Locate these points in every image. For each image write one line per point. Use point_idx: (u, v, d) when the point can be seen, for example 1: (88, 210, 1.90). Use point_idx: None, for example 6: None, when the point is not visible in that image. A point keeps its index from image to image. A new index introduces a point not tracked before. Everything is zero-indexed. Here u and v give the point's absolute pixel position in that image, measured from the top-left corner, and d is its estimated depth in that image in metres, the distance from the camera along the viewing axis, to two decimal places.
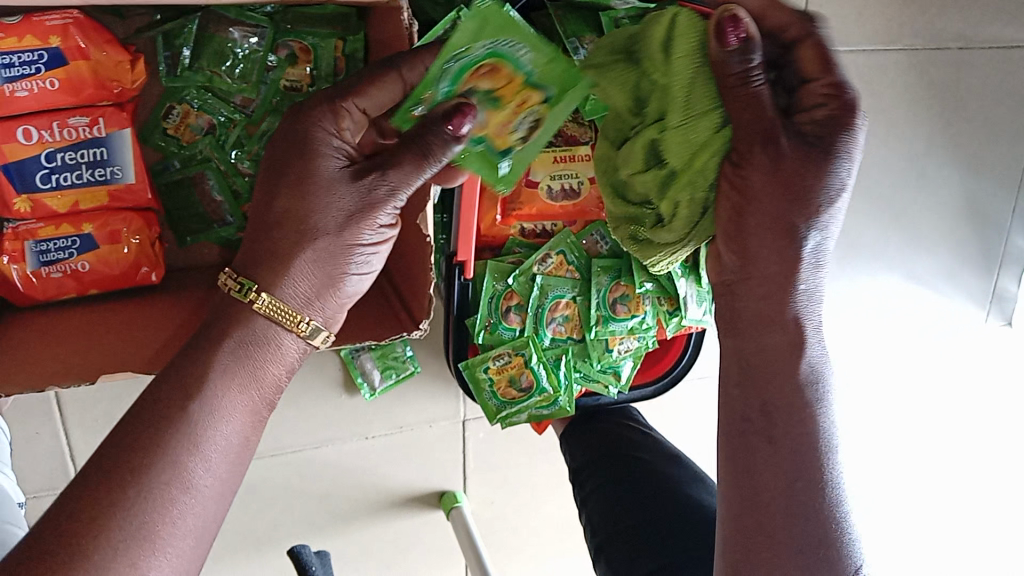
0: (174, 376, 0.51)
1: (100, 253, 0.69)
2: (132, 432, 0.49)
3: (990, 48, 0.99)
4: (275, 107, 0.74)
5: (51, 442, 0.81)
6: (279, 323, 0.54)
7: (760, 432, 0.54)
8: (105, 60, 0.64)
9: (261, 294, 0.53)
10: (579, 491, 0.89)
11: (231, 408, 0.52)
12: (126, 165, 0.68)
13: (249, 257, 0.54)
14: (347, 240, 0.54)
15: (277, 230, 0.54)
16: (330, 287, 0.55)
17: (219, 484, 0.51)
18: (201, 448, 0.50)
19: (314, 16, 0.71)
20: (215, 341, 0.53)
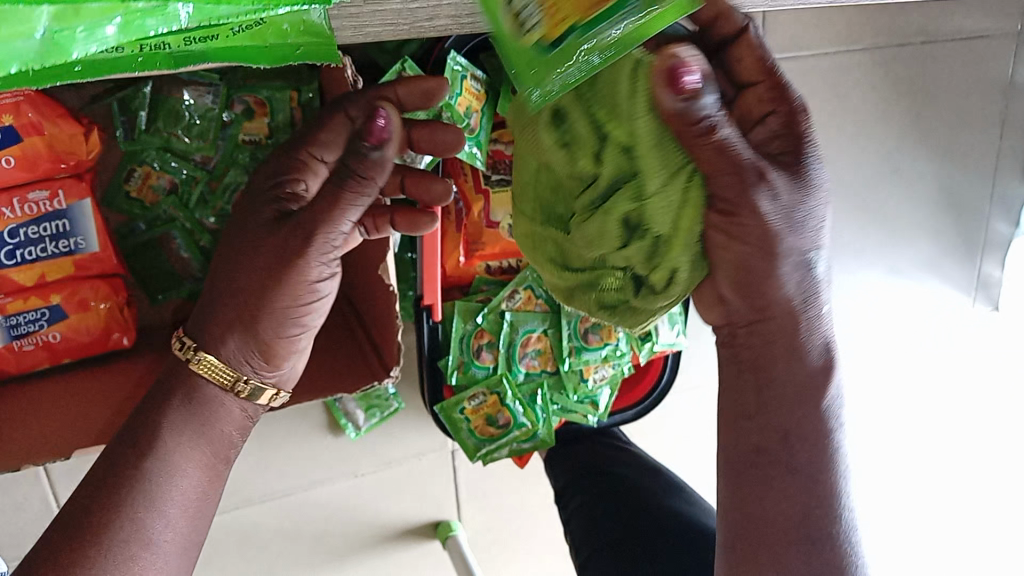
0: (126, 436, 0.53)
1: (71, 322, 0.69)
2: (93, 493, 0.51)
3: (954, 39, 0.98)
4: (236, 161, 0.74)
5: (41, 506, 0.82)
6: (214, 383, 0.56)
7: (775, 462, 0.53)
8: (60, 134, 0.64)
9: (198, 354, 0.55)
10: (565, 510, 0.88)
11: (185, 462, 0.54)
12: (89, 234, 0.68)
13: (198, 318, 0.56)
14: (274, 300, 0.53)
15: (217, 287, 0.55)
16: (262, 345, 0.55)
17: (179, 538, 0.53)
18: (157, 502, 0.52)
19: (264, 70, 0.71)
20: (163, 399, 0.55)
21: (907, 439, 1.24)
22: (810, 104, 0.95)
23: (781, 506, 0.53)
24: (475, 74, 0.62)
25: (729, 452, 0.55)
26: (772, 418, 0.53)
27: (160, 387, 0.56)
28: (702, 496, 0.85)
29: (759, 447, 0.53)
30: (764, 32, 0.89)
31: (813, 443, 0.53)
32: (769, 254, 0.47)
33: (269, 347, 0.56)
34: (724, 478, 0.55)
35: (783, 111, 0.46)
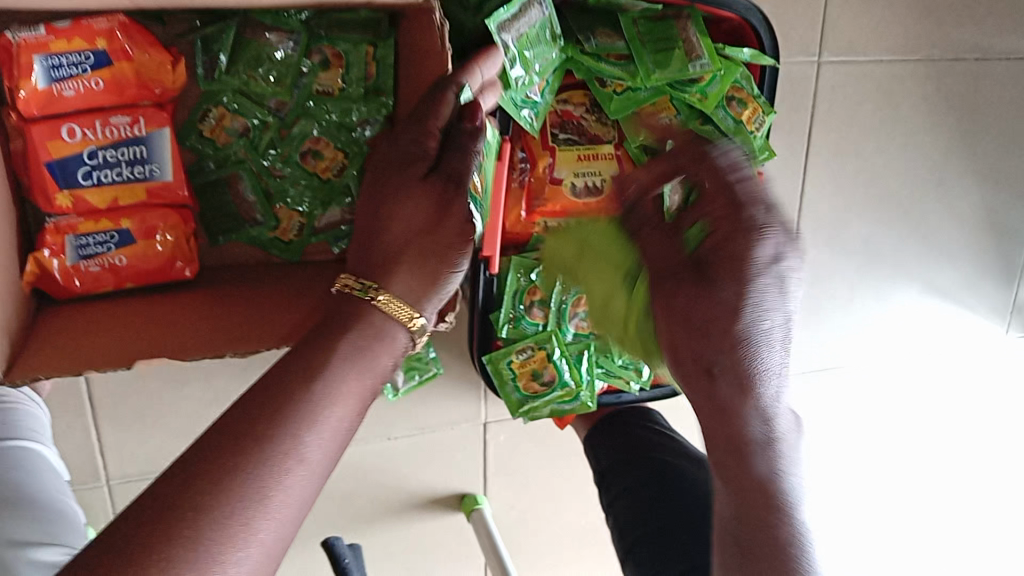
0: (298, 358, 0.47)
1: (137, 248, 0.71)
2: (260, 397, 0.44)
3: (1007, 59, 0.99)
4: (307, 111, 0.77)
5: (83, 437, 0.84)
6: (395, 319, 0.50)
7: None
8: (148, 62, 0.67)
9: (377, 291, 0.50)
10: (607, 494, 0.86)
11: (346, 392, 0.47)
12: (164, 163, 0.70)
13: (360, 260, 0.52)
14: (441, 239, 0.51)
15: (378, 234, 0.51)
16: (439, 280, 0.52)
17: (330, 462, 0.45)
18: (317, 423, 0.45)
19: (347, 23, 0.74)
20: (334, 336, 0.48)
21: (923, 463, 1.24)
22: (861, 110, 0.96)
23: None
24: (544, 88, 0.66)
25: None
26: None
27: (325, 324, 0.49)
28: None
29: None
30: (823, 33, 0.91)
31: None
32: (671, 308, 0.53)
33: (439, 286, 0.52)
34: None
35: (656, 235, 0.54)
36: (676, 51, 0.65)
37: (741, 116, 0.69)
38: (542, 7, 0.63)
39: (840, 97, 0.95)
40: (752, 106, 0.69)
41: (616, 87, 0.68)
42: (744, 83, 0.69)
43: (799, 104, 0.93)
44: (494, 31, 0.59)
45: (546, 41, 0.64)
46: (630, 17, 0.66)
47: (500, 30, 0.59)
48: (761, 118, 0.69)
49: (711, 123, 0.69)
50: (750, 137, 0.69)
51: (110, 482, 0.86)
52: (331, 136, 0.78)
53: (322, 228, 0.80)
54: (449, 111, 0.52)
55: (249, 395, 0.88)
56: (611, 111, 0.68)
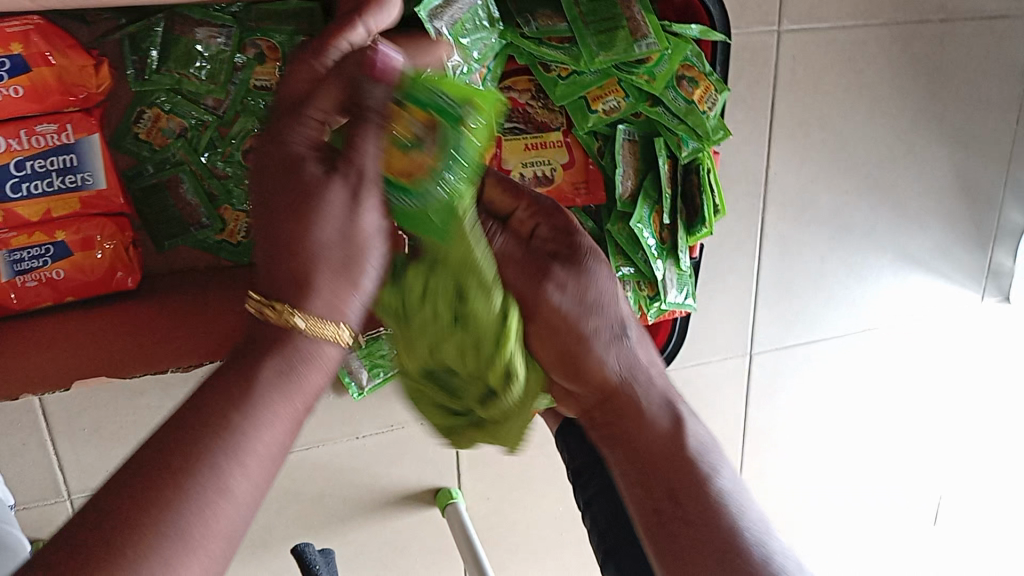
0: (204, 400, 0.40)
1: (75, 260, 0.69)
2: (176, 426, 0.39)
3: (974, 19, 0.97)
4: (246, 107, 0.73)
5: (39, 453, 0.81)
6: (323, 339, 0.43)
7: (660, 491, 0.54)
8: (69, 65, 0.64)
9: (296, 312, 0.42)
10: (581, 493, 0.80)
11: (276, 418, 0.41)
12: (96, 170, 0.68)
13: (269, 279, 0.42)
14: (356, 226, 0.43)
15: (285, 252, 0.42)
16: (309, 273, 0.42)
17: (257, 493, 0.40)
18: (238, 451, 0.39)
19: (278, 13, 0.71)
20: (258, 356, 0.42)
21: (905, 431, 1.23)
22: (826, 79, 0.94)
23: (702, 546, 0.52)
24: (486, 74, 0.62)
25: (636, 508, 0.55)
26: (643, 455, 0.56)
27: (243, 349, 0.42)
28: None
29: (672, 492, 0.54)
30: (782, 2, 0.88)
31: (702, 486, 0.54)
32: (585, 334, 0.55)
33: (307, 286, 0.42)
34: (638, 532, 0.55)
35: (545, 222, 0.55)
36: (620, 32, 0.62)
37: (693, 96, 0.66)
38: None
39: (803, 67, 0.92)
40: (704, 84, 0.66)
41: (560, 71, 0.65)
42: (694, 61, 0.66)
43: (762, 77, 0.91)
44: (426, 18, 0.56)
45: (482, 26, 0.61)
46: None
47: (432, 18, 0.56)
48: (714, 97, 0.66)
49: (662, 105, 0.67)
50: (703, 118, 0.66)
51: (71, 496, 0.84)
52: None
53: None
54: (327, 105, 0.43)
55: None
56: (554, 94, 0.65)
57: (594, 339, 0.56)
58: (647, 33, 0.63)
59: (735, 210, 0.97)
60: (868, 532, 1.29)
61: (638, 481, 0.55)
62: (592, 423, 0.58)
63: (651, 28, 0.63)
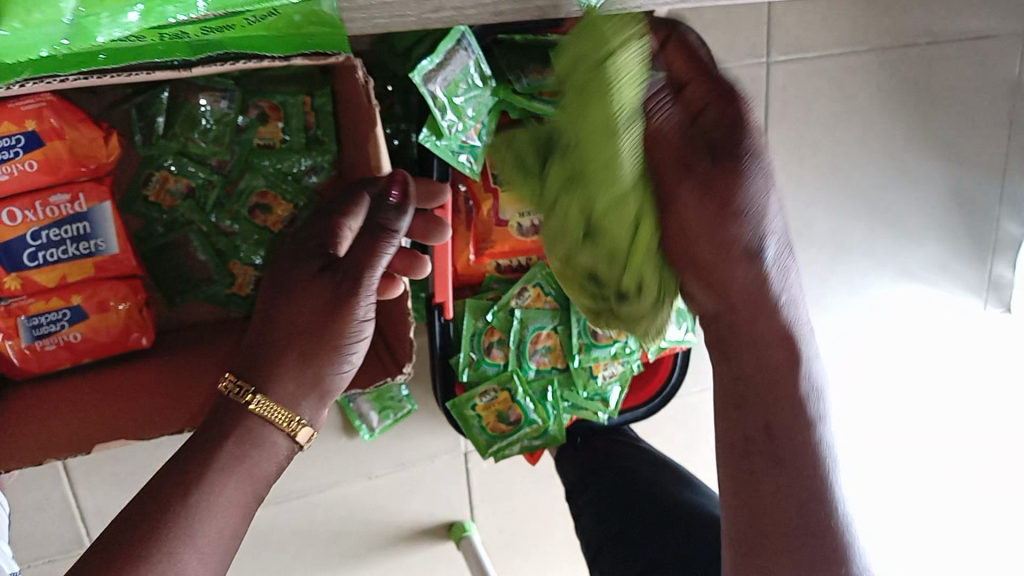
0: (172, 479, 0.53)
1: (91, 322, 0.71)
2: (143, 513, 0.51)
3: (959, 40, 0.98)
4: (251, 165, 0.76)
5: (62, 506, 0.84)
6: (271, 423, 0.57)
7: (761, 453, 0.51)
8: (80, 138, 0.66)
9: (255, 396, 0.57)
10: (580, 497, 0.84)
11: (226, 504, 0.53)
12: (109, 236, 0.70)
13: (248, 363, 0.59)
14: (328, 336, 0.59)
15: (276, 336, 0.60)
16: (289, 364, 0.58)
17: (208, 572, 0.51)
18: (192, 536, 0.50)
19: (278, 77, 0.73)
20: (213, 447, 0.55)
21: (913, 443, 1.24)
22: (816, 106, 0.96)
23: (777, 496, 0.50)
24: (481, 130, 0.64)
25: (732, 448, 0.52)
26: (753, 410, 0.50)
27: (208, 430, 0.56)
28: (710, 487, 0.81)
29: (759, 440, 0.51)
30: (770, 35, 0.90)
31: (800, 436, 0.50)
32: (727, 261, 0.44)
33: (280, 369, 0.58)
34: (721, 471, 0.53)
35: (718, 105, 0.41)
36: None
37: None
38: (468, 51, 0.62)
39: (794, 95, 0.94)
40: None
41: None
42: None
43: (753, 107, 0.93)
44: (419, 83, 0.59)
45: (476, 86, 0.63)
46: None
47: (426, 82, 0.59)
48: None
49: None
50: None
51: None
52: (276, 187, 0.76)
53: None
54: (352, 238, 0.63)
55: None
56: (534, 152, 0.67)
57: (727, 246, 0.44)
58: None
59: None
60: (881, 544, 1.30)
61: (734, 424, 0.51)
62: (731, 338, 0.48)
63: None
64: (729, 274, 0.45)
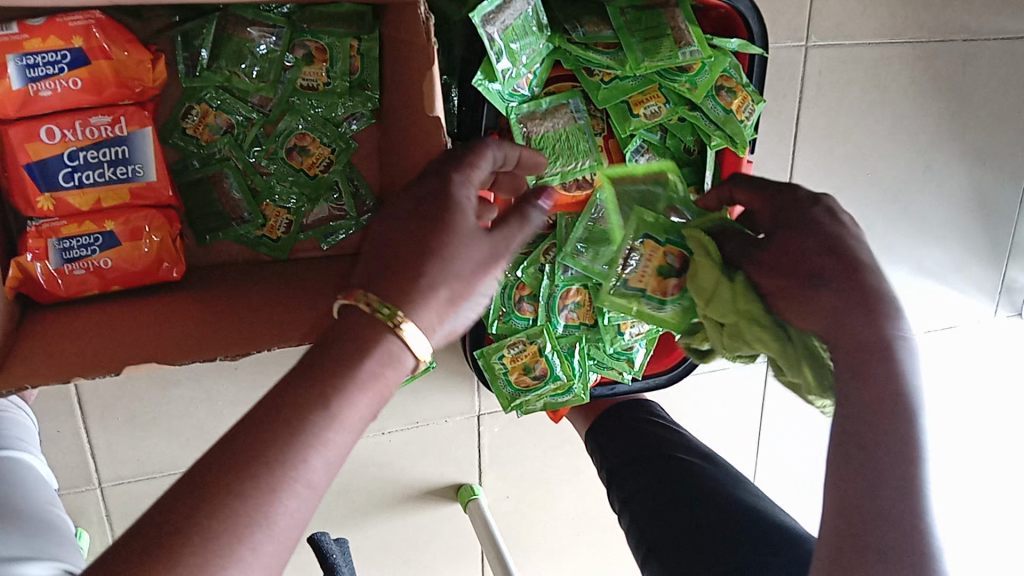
0: (293, 387, 0.42)
1: (122, 250, 0.70)
2: (269, 411, 0.41)
3: (995, 39, 0.99)
4: (292, 105, 0.76)
5: (73, 441, 0.83)
6: (410, 352, 0.46)
7: (854, 438, 0.51)
8: (127, 60, 0.66)
9: (404, 317, 0.45)
10: (617, 494, 0.80)
11: (355, 421, 0.43)
12: (146, 162, 0.69)
13: (378, 284, 0.46)
14: (477, 286, 0.48)
15: (419, 256, 0.47)
16: (439, 291, 0.46)
17: (324, 494, 0.42)
18: (321, 445, 0.42)
19: (328, 15, 0.73)
20: (344, 358, 0.44)
21: None
22: (850, 94, 0.96)
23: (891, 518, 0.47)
24: (531, 78, 0.65)
25: (834, 452, 0.52)
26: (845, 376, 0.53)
27: (331, 345, 0.45)
28: (759, 485, 0.77)
29: (865, 440, 0.50)
30: (810, 18, 0.91)
31: (905, 445, 0.49)
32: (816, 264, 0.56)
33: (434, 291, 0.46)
34: (830, 472, 0.52)
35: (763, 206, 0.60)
36: (664, 39, 0.64)
37: (731, 105, 0.68)
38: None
39: (828, 82, 0.94)
40: (741, 94, 0.68)
41: (603, 75, 0.67)
42: (732, 73, 0.68)
43: (788, 90, 0.93)
44: (477, 24, 0.59)
45: (531, 33, 0.63)
46: (617, 6, 0.66)
47: (484, 23, 0.59)
48: (751, 107, 0.68)
49: (699, 112, 0.68)
50: (741, 127, 0.67)
51: (102, 483, 0.85)
52: (316, 131, 0.77)
53: (310, 224, 0.79)
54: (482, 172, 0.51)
55: (239, 392, 0.87)
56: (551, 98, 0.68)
57: (805, 287, 0.56)
58: (690, 41, 0.64)
59: None
60: None
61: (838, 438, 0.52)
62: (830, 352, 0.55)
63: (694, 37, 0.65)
64: (822, 299, 0.55)
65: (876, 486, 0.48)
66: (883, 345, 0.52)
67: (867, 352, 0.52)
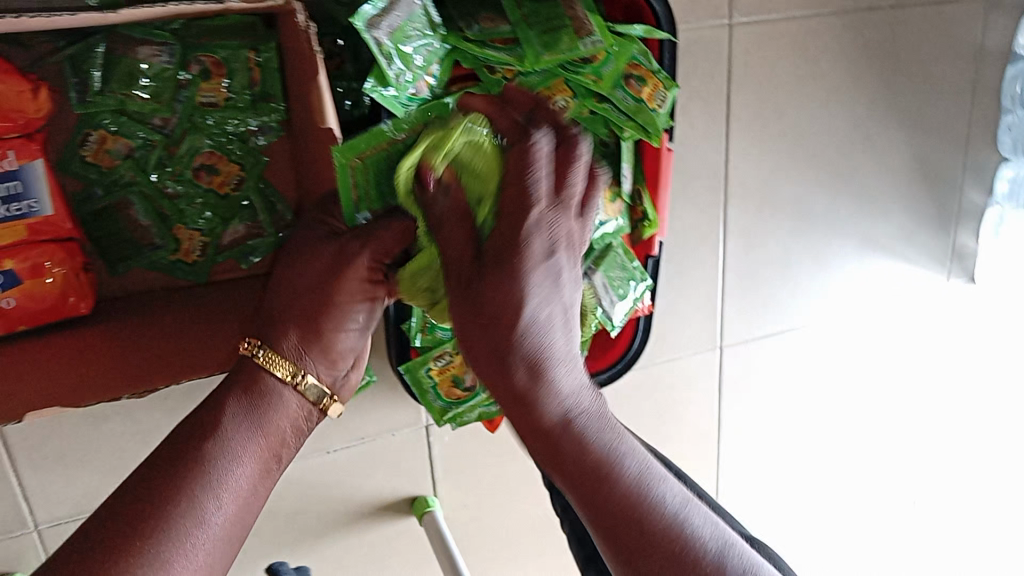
0: (185, 435, 0.58)
1: (24, 288, 0.67)
2: (164, 471, 0.56)
3: (921, 4, 0.97)
4: (194, 124, 0.73)
5: (4, 486, 0.80)
6: (276, 376, 0.61)
7: (573, 478, 0.53)
8: (6, 91, 0.63)
9: (264, 350, 0.62)
10: (559, 499, 0.79)
11: (241, 452, 0.58)
12: (42, 197, 0.67)
13: (264, 325, 0.63)
14: (335, 301, 0.62)
15: (284, 302, 0.63)
16: (327, 339, 0.63)
17: (230, 520, 0.56)
18: (216, 487, 0.56)
19: (220, 28, 0.70)
20: (222, 401, 0.60)
21: (878, 414, 1.24)
22: (779, 70, 0.94)
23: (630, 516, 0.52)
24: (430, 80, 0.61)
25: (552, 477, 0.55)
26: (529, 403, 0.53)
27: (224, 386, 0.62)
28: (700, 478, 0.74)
29: (559, 464, 0.54)
30: None
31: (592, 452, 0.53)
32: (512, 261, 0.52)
33: (333, 351, 0.63)
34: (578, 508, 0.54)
35: (516, 173, 0.51)
36: (565, 30, 0.62)
37: (641, 94, 0.65)
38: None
39: (756, 60, 0.92)
40: (652, 82, 0.66)
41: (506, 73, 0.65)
42: (642, 60, 0.66)
43: (715, 70, 0.91)
44: (363, 28, 0.56)
45: (424, 34, 0.61)
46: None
47: (369, 27, 0.56)
48: (663, 94, 0.65)
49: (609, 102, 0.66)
50: (653, 116, 0.65)
51: (39, 526, 0.83)
52: (222, 148, 0.74)
53: (227, 244, 0.77)
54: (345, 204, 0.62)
55: (172, 422, 0.84)
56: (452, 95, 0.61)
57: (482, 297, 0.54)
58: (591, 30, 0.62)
59: (697, 205, 0.97)
60: (847, 518, 1.30)
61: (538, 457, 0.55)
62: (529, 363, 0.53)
63: (594, 25, 0.63)
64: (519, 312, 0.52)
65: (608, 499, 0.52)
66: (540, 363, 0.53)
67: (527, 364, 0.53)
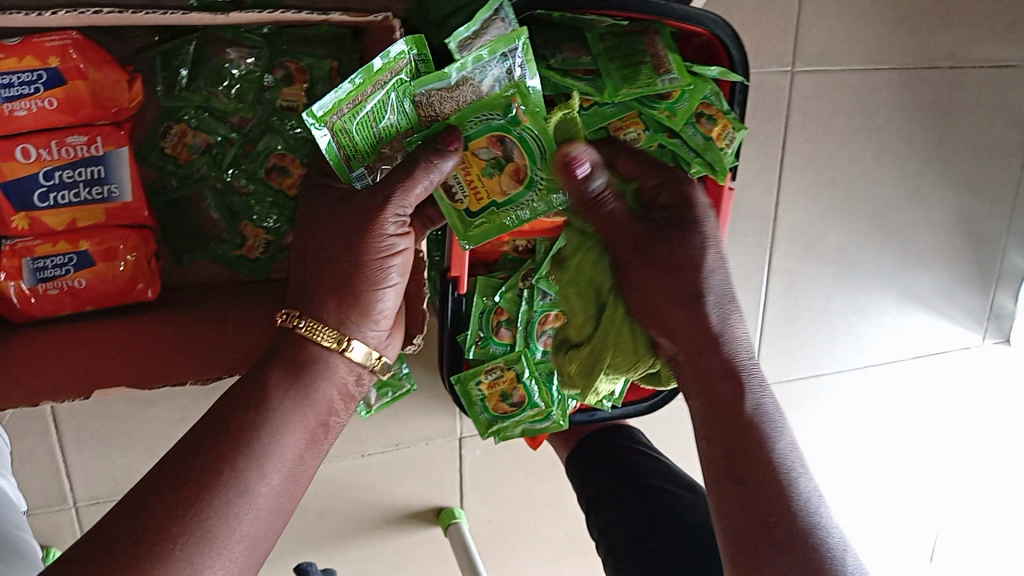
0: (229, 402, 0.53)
1: (97, 270, 0.69)
2: (211, 434, 0.51)
3: (979, 67, 0.99)
4: (272, 126, 0.75)
5: (48, 460, 0.82)
6: (320, 344, 0.57)
7: (729, 474, 0.57)
8: (102, 79, 0.65)
9: (302, 319, 0.57)
10: (597, 522, 0.80)
11: (290, 425, 0.54)
12: (123, 182, 0.69)
13: (300, 292, 0.58)
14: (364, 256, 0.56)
15: (317, 265, 0.57)
16: (363, 299, 0.57)
17: (275, 495, 0.52)
18: (263, 459, 0.52)
19: (307, 36, 0.72)
20: (263, 371, 0.55)
21: (902, 466, 1.24)
22: (835, 120, 0.96)
23: (766, 501, 0.55)
24: None
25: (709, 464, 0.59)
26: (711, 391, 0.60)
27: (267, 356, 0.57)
28: None
29: (733, 452, 0.58)
30: (797, 43, 0.90)
31: (754, 451, 0.57)
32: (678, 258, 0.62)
33: (371, 310, 0.58)
34: (711, 497, 0.58)
35: (666, 191, 0.63)
36: (645, 65, 0.64)
37: (711, 132, 0.67)
38: (507, 22, 0.57)
39: (814, 108, 0.94)
40: (721, 122, 0.67)
41: (582, 102, 0.66)
42: (713, 99, 0.68)
43: (774, 114, 0.92)
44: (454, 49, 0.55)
45: None
46: (596, 32, 0.67)
47: (459, 49, 0.56)
48: (732, 135, 0.67)
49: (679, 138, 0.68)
50: (721, 155, 0.67)
51: (77, 503, 0.84)
52: (295, 151, 0.76)
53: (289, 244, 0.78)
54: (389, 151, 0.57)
55: None
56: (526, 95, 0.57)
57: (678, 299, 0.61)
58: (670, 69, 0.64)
59: (743, 245, 0.98)
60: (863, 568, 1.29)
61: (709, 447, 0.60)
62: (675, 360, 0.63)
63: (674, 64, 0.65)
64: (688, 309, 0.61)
65: (756, 489, 0.56)
66: (728, 361, 0.61)
67: (699, 348, 0.61)
